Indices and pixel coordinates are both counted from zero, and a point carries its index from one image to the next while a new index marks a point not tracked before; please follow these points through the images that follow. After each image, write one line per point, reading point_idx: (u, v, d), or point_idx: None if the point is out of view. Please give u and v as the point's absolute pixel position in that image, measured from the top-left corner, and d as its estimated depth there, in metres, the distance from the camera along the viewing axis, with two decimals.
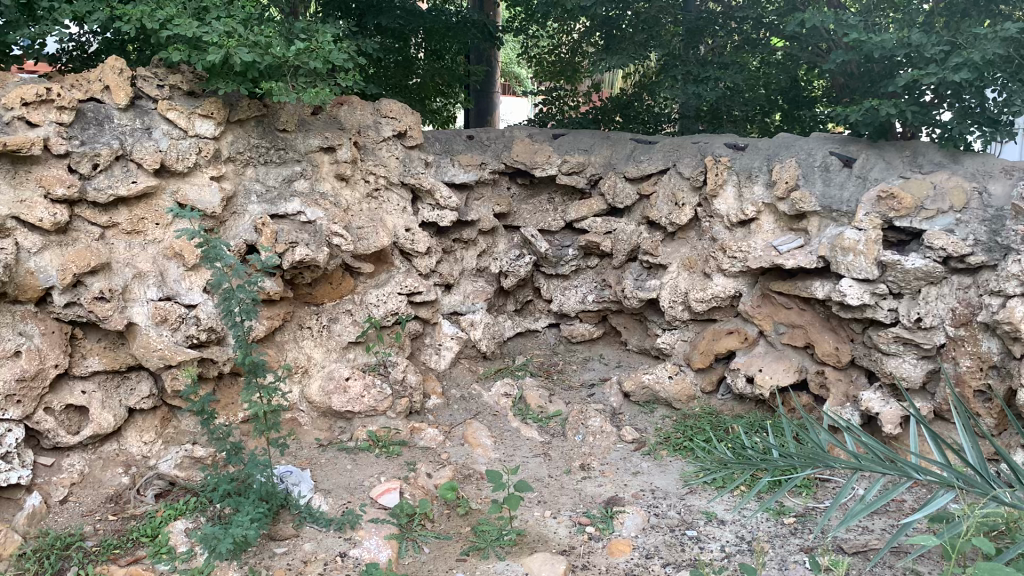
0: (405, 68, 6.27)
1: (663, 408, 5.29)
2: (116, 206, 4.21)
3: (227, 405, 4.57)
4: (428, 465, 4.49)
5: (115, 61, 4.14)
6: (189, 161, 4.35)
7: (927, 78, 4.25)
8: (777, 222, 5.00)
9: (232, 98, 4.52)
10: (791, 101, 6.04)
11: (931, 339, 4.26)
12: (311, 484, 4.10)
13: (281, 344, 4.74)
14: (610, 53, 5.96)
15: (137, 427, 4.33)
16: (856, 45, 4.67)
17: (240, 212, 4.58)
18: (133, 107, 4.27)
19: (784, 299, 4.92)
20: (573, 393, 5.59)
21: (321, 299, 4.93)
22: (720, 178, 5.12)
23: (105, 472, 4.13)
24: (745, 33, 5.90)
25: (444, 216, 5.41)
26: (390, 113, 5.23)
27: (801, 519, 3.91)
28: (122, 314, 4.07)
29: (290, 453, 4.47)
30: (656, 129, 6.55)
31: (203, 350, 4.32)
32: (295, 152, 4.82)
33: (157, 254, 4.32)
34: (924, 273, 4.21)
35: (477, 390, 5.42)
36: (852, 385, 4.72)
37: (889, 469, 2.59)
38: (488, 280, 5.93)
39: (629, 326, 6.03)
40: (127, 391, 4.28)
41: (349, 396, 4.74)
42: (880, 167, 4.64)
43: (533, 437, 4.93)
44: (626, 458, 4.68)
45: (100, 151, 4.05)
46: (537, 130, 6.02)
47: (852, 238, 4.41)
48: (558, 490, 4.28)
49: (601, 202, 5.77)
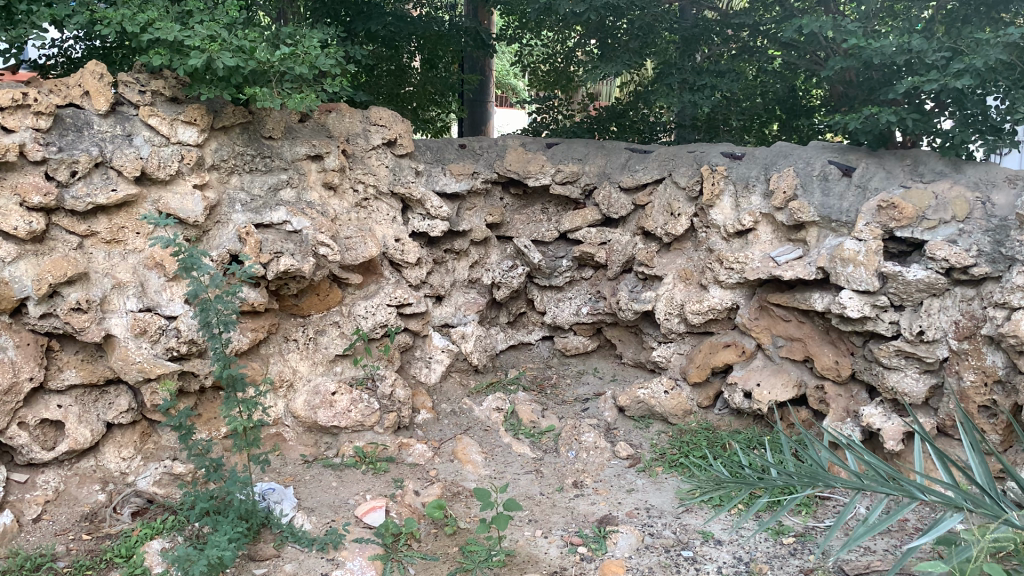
0: (397, 77, 6.19)
1: (659, 423, 5.16)
2: (95, 214, 4.09)
3: (209, 421, 4.44)
4: (415, 482, 4.35)
5: (95, 65, 4.02)
6: (171, 168, 4.21)
7: (927, 85, 4.15)
8: (774, 233, 4.88)
9: (216, 105, 4.39)
10: (789, 111, 6.02)
11: (933, 353, 4.15)
12: (293, 502, 3.97)
13: (265, 357, 4.60)
14: (604, 62, 5.85)
15: (115, 442, 4.17)
16: (855, 51, 4.57)
17: (224, 221, 4.44)
18: (113, 113, 4.16)
19: (782, 312, 4.79)
20: (567, 407, 5.45)
21: (307, 310, 4.78)
22: (716, 188, 5.01)
23: (80, 489, 4.00)
24: (743, 41, 5.74)
25: (436, 226, 5.32)
26: (379, 120, 5.13)
27: (800, 540, 3.78)
28: (100, 325, 3.94)
29: (274, 470, 4.34)
30: (652, 137, 6.45)
31: (183, 363, 4.19)
32: (281, 160, 4.70)
33: (137, 264, 4.19)
34: (926, 285, 4.10)
35: (468, 404, 5.28)
36: (852, 401, 4.59)
37: (893, 490, 2.46)
38: (480, 291, 5.83)
39: (624, 338, 5.90)
40: (106, 405, 4.13)
41: (335, 410, 4.60)
42: (880, 176, 4.51)
43: (525, 453, 4.78)
44: (619, 475, 4.54)
45: (78, 158, 3.92)
46: (530, 138, 5.90)
47: (852, 249, 4.29)
48: (549, 509, 4.14)
49: (595, 212, 5.71)
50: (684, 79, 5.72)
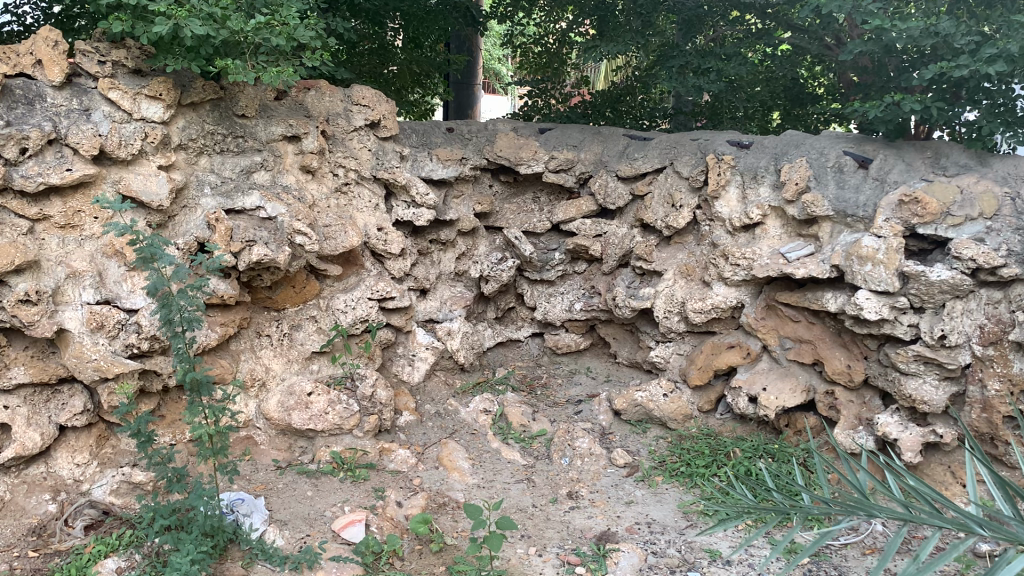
0: (381, 57, 5.82)
1: (656, 428, 4.87)
2: (48, 197, 3.69)
3: (172, 423, 4.07)
4: (397, 492, 4.02)
5: (48, 32, 3.61)
6: (133, 147, 3.83)
7: (956, 72, 3.87)
8: (784, 227, 4.59)
9: (184, 79, 4.02)
10: (793, 99, 5.77)
11: (955, 359, 3.86)
12: (264, 516, 3.62)
13: (235, 354, 4.23)
14: (604, 41, 5.50)
15: (68, 447, 3.79)
16: (876, 34, 4.27)
17: (192, 206, 4.07)
18: (69, 84, 3.76)
19: (791, 312, 4.49)
20: (559, 410, 5.13)
21: (281, 304, 4.42)
22: (722, 179, 4.72)
23: (28, 499, 3.63)
24: (748, 25, 5.53)
25: (421, 215, 4.99)
26: (362, 100, 4.77)
27: (814, 560, 3.51)
28: (51, 319, 3.55)
29: (243, 477, 3.98)
30: (650, 124, 6.12)
31: (145, 360, 3.84)
32: (255, 141, 4.35)
33: (95, 252, 3.80)
34: (950, 286, 3.79)
35: (454, 406, 4.96)
36: (865, 408, 4.31)
37: (947, 524, 1.97)
38: (467, 285, 5.53)
39: (619, 336, 5.62)
40: (58, 406, 3.75)
41: (311, 413, 4.24)
42: (900, 168, 4.21)
43: (516, 460, 4.47)
44: (617, 485, 4.24)
45: (29, 133, 3.51)
46: (522, 123, 5.58)
47: (870, 246, 3.98)
48: (542, 523, 3.83)
49: (590, 202, 5.39)
50: (687, 62, 5.39)
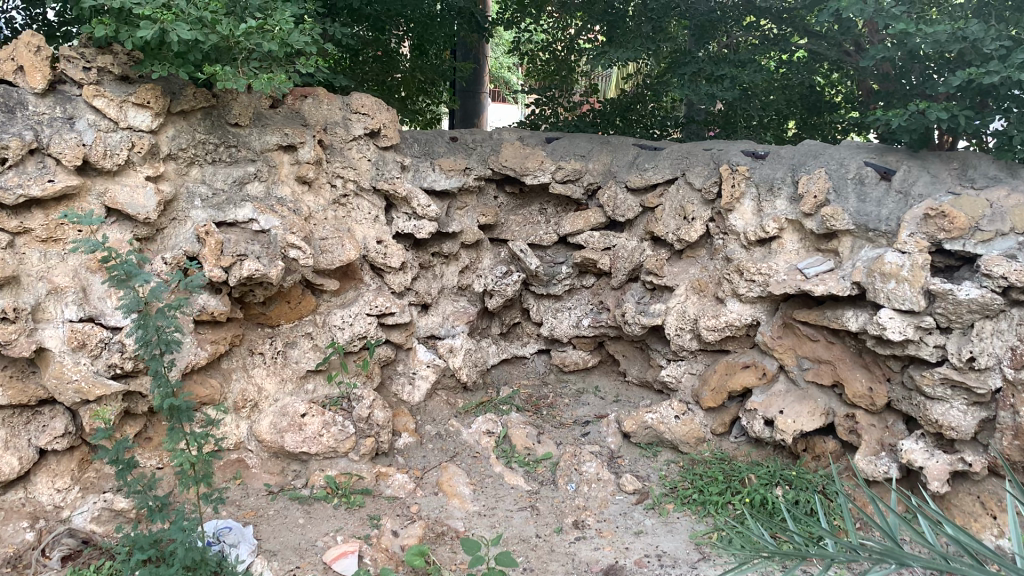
0: (385, 64, 5.65)
1: (667, 452, 4.66)
2: (28, 209, 3.50)
3: (158, 445, 3.91)
4: (394, 520, 3.81)
5: (30, 36, 3.45)
6: (119, 157, 3.65)
7: (986, 78, 3.65)
8: (801, 242, 4.38)
9: (174, 86, 3.84)
10: (810, 108, 5.57)
11: (985, 384, 3.61)
12: (252, 546, 3.43)
13: (226, 373, 4.06)
14: (613, 47, 5.31)
15: (48, 471, 3.61)
16: (900, 39, 4.05)
17: (181, 218, 3.90)
18: (52, 91, 3.58)
19: (809, 330, 4.28)
20: (565, 432, 4.91)
21: (276, 320, 4.24)
22: (737, 190, 4.50)
23: (5, 527, 3.42)
24: (762, 32, 5.33)
25: (422, 227, 4.80)
26: (361, 108, 4.60)
27: None
28: (30, 338, 3.37)
29: (232, 503, 3.80)
30: (660, 134, 5.95)
31: (129, 381, 3.66)
32: (249, 151, 4.17)
33: (78, 266, 3.63)
34: (979, 305, 3.55)
35: (455, 427, 4.76)
36: (887, 432, 4.07)
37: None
38: (471, 299, 5.35)
39: (627, 354, 5.41)
40: (38, 429, 3.56)
41: (304, 435, 4.05)
42: (925, 179, 4.00)
43: (519, 486, 4.26)
44: (626, 514, 4.03)
45: (8, 143, 3.31)
46: (528, 132, 5.39)
47: (894, 262, 3.77)
48: (546, 555, 3.62)
49: (598, 215, 5.22)
50: (699, 69, 5.20)
